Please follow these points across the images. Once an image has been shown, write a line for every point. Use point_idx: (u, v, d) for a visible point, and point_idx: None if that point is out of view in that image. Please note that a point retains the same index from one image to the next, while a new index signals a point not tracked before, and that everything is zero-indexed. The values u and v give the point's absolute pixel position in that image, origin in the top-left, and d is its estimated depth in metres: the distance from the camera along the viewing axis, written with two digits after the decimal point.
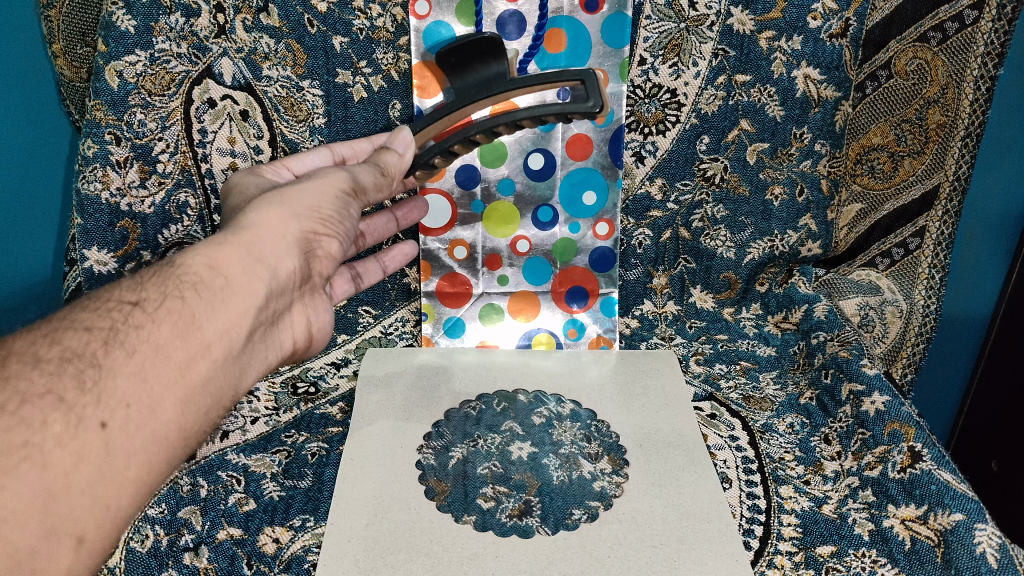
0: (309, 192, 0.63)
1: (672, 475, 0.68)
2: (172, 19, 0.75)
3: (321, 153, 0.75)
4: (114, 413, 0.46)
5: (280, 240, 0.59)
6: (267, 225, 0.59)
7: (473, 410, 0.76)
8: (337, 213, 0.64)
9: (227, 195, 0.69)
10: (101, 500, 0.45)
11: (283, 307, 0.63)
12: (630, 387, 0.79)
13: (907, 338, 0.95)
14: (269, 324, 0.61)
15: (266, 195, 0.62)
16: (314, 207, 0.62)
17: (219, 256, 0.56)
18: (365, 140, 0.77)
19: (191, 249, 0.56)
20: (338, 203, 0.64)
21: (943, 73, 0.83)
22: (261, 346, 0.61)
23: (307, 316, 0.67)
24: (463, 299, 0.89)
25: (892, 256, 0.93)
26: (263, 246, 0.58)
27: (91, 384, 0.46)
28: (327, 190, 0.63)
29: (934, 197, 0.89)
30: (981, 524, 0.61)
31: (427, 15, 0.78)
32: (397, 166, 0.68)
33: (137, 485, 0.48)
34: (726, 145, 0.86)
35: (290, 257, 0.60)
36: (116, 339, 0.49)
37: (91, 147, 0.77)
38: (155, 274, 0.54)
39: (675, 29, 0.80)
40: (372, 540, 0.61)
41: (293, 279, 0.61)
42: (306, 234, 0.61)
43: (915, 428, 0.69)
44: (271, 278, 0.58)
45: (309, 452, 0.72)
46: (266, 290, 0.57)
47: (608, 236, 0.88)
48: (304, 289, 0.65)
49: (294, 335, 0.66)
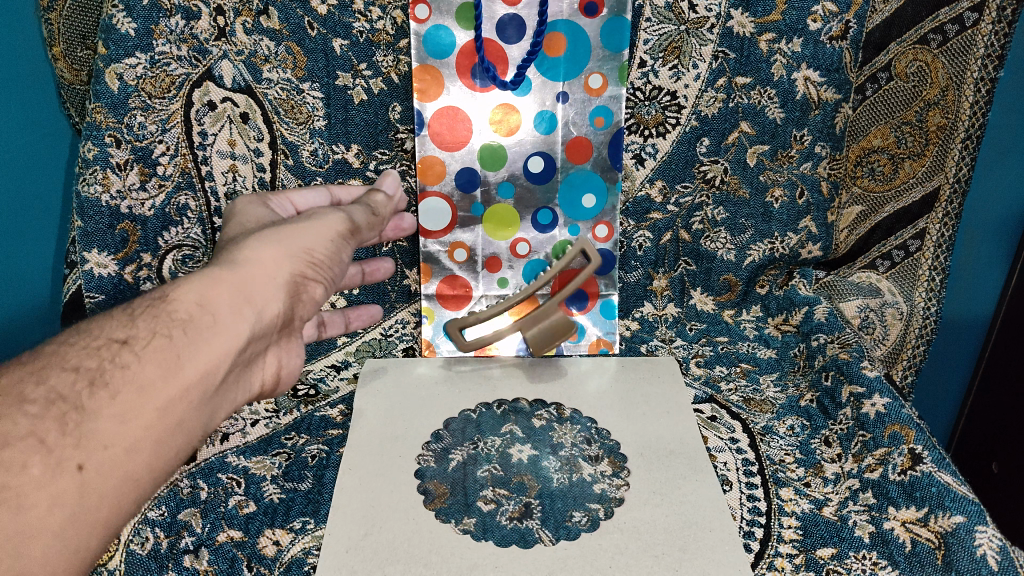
0: (308, 232, 0.63)
1: (673, 483, 0.68)
2: (172, 22, 0.76)
3: (321, 192, 0.75)
4: (91, 455, 0.48)
5: (271, 281, 0.60)
6: (261, 264, 0.60)
7: (473, 414, 0.76)
8: (327, 258, 0.65)
9: (228, 223, 0.68)
10: (73, 541, 0.47)
11: (259, 350, 0.63)
12: (631, 395, 0.79)
13: (907, 340, 0.94)
14: (244, 366, 0.61)
15: (267, 231, 0.62)
16: (307, 249, 0.62)
17: (209, 293, 0.57)
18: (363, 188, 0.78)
19: (185, 282, 0.57)
20: (331, 247, 0.65)
21: (943, 76, 0.83)
22: (233, 387, 0.61)
23: (279, 359, 0.67)
24: (464, 301, 0.90)
25: (892, 258, 0.92)
26: (255, 287, 0.59)
27: (73, 427, 0.48)
28: (324, 233, 0.64)
29: (934, 200, 0.89)
30: (981, 526, 0.60)
31: (427, 19, 0.79)
32: (383, 206, 0.73)
33: (106, 525, 0.49)
34: (726, 147, 0.86)
35: (276, 301, 0.60)
36: (102, 380, 0.51)
37: (91, 149, 0.77)
38: (146, 310, 0.55)
39: (675, 31, 0.81)
40: (371, 550, 0.61)
41: (275, 322, 0.62)
42: (295, 277, 0.62)
43: (915, 430, 0.69)
44: (256, 320, 0.58)
45: (309, 454, 0.73)
46: (248, 332, 0.58)
47: (608, 238, 0.88)
48: (281, 333, 0.65)
49: (264, 378, 0.66)
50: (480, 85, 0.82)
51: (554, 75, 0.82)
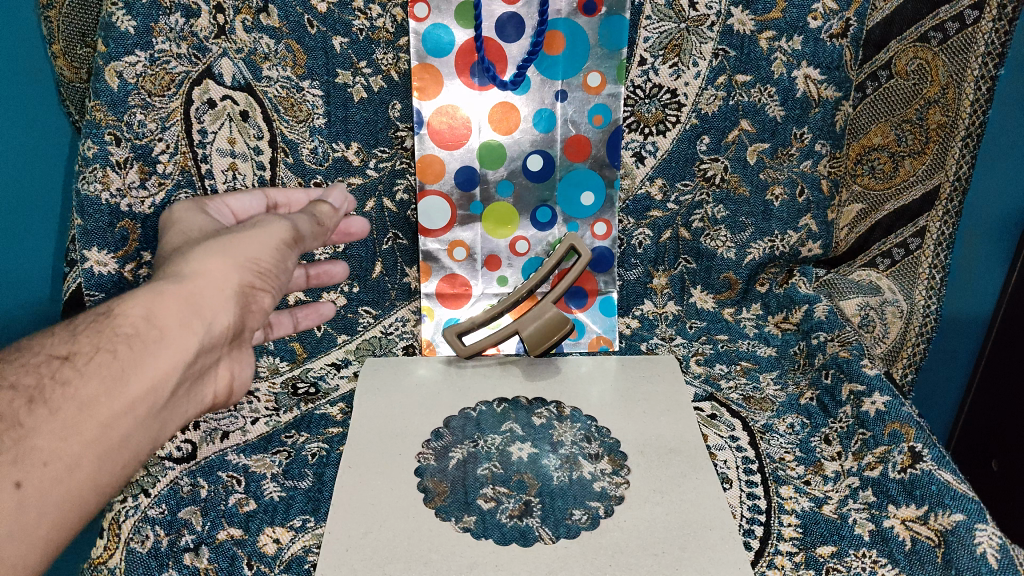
0: (253, 241, 0.63)
1: (673, 482, 0.68)
2: (172, 19, 0.76)
3: (256, 196, 0.77)
4: (30, 473, 0.49)
5: (218, 293, 0.60)
6: (209, 276, 0.60)
7: (473, 412, 0.76)
8: (275, 265, 0.64)
9: (168, 233, 0.71)
10: (11, 559, 0.48)
11: (209, 362, 0.63)
12: (631, 393, 0.79)
13: (907, 338, 0.92)
14: (194, 378, 0.62)
15: (212, 242, 0.62)
16: (253, 259, 0.62)
17: (155, 307, 0.57)
18: (302, 192, 0.80)
19: (130, 297, 0.57)
20: (278, 255, 0.64)
21: (943, 74, 0.81)
22: (183, 400, 0.62)
23: (230, 370, 0.67)
24: (463, 299, 0.90)
25: (892, 256, 0.91)
26: (203, 299, 0.59)
27: (13, 443, 0.48)
28: (268, 242, 0.63)
29: (935, 197, 0.87)
30: (981, 524, 0.60)
31: (427, 17, 0.79)
32: (330, 217, 0.70)
33: (48, 541, 0.50)
34: (726, 145, 0.86)
35: (225, 312, 0.60)
36: (41, 398, 0.51)
37: (91, 147, 0.77)
38: (90, 326, 0.55)
39: (675, 29, 0.81)
40: (371, 548, 0.61)
41: (226, 333, 0.62)
42: (244, 287, 0.62)
43: (914, 428, 0.69)
44: (204, 333, 0.59)
45: (310, 452, 0.73)
46: (197, 345, 0.58)
47: (607, 236, 0.89)
48: (233, 345, 0.66)
49: (216, 390, 0.66)
50: (479, 83, 0.83)
51: (554, 73, 0.83)
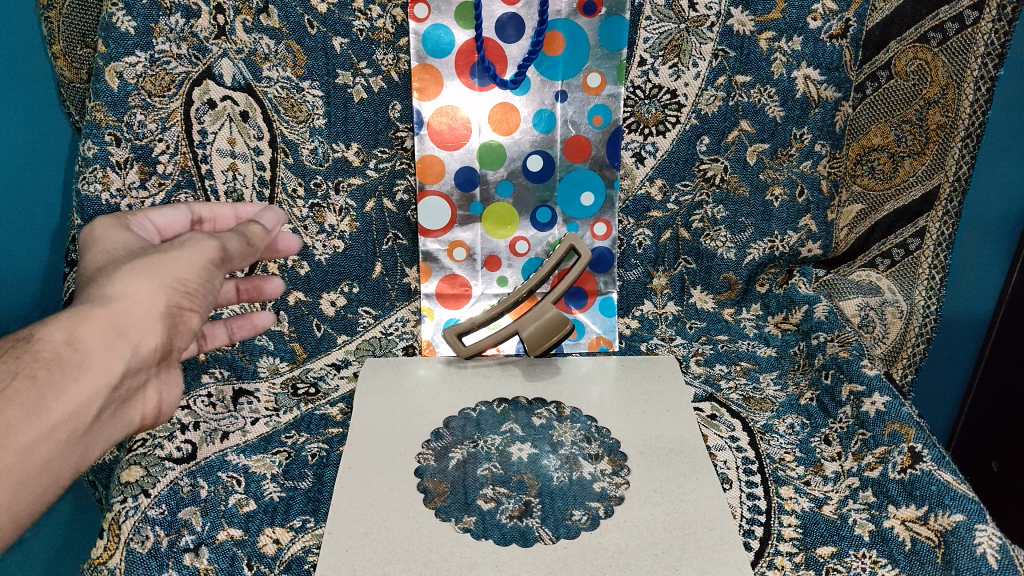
0: (180, 260, 0.59)
1: (674, 482, 0.68)
2: (172, 20, 0.76)
3: (180, 210, 0.71)
4: None
5: (144, 314, 0.57)
6: (135, 296, 0.57)
7: (473, 413, 0.76)
8: (203, 285, 0.60)
9: (85, 252, 0.64)
10: None
11: (136, 383, 0.61)
12: (631, 394, 0.79)
13: (907, 338, 0.92)
14: (121, 400, 0.60)
15: (137, 262, 0.58)
16: (181, 279, 0.59)
17: (80, 330, 0.54)
18: (229, 206, 0.74)
19: (53, 318, 0.55)
20: (207, 274, 0.61)
21: (943, 74, 0.81)
22: (110, 423, 0.59)
23: (160, 393, 0.64)
24: (463, 299, 0.90)
25: (892, 256, 0.90)
26: (128, 321, 0.56)
27: None
28: (197, 261, 0.60)
29: (934, 197, 0.87)
30: (981, 524, 0.60)
31: (427, 18, 0.79)
32: (262, 238, 0.65)
33: None
34: (726, 146, 0.86)
35: (154, 333, 0.58)
36: None
37: (91, 147, 0.77)
38: (10, 347, 0.53)
39: (675, 29, 0.81)
40: (371, 548, 0.61)
41: (155, 355, 0.60)
42: (173, 308, 0.59)
43: (914, 429, 0.68)
44: (131, 355, 0.57)
45: (310, 453, 0.73)
46: (124, 367, 0.56)
47: (606, 236, 0.89)
48: (161, 366, 0.63)
49: (144, 412, 0.64)
50: (479, 84, 0.83)
51: (554, 74, 0.83)
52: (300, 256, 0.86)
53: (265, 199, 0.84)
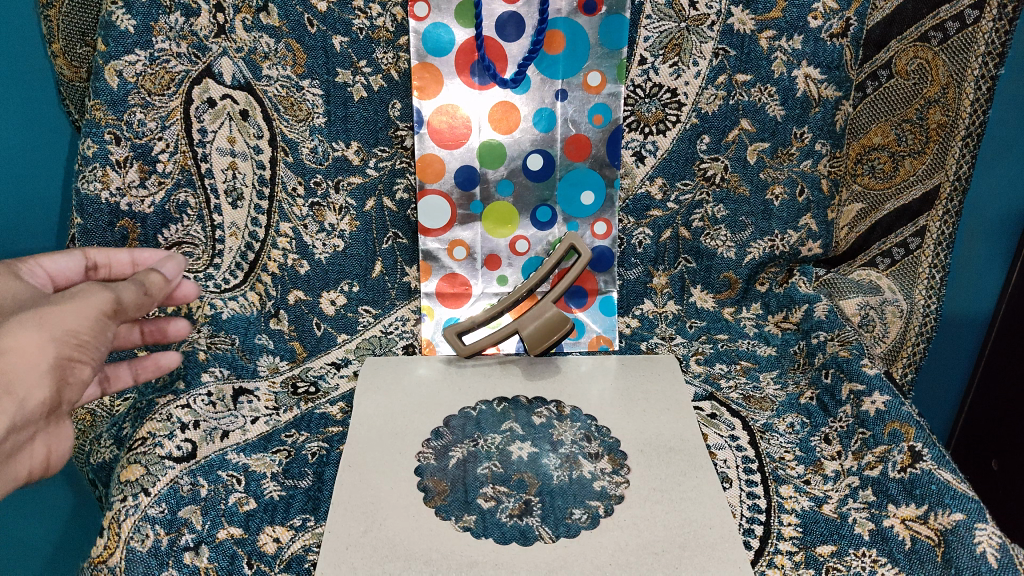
0: (70, 313, 0.59)
1: (674, 480, 0.68)
2: (172, 19, 0.76)
3: (73, 256, 0.72)
4: None
5: (31, 369, 0.55)
6: (21, 350, 0.55)
7: (473, 411, 0.76)
8: (94, 336, 0.60)
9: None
10: None
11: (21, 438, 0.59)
12: (631, 393, 0.79)
13: (907, 338, 0.92)
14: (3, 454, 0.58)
15: (24, 314, 0.57)
16: (72, 330, 0.58)
17: None
18: (125, 252, 0.76)
19: None
20: (98, 326, 0.60)
21: (943, 74, 0.81)
22: None
23: (46, 447, 0.61)
24: (463, 299, 0.90)
25: (892, 256, 0.91)
26: (13, 375, 0.55)
27: None
28: (87, 312, 0.59)
29: (935, 197, 0.87)
30: (981, 524, 0.60)
31: (427, 17, 0.79)
32: (161, 286, 0.67)
33: None
34: (726, 145, 0.86)
35: (41, 387, 0.56)
36: None
37: (91, 146, 0.77)
38: None
39: (675, 29, 0.81)
40: (371, 547, 0.61)
41: (41, 410, 0.58)
42: (63, 360, 0.57)
43: (915, 427, 0.68)
44: (16, 411, 0.55)
45: (310, 452, 0.73)
46: (8, 423, 0.55)
47: (606, 235, 0.89)
48: (49, 419, 0.61)
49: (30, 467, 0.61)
50: (479, 83, 0.83)
51: (554, 72, 0.83)
52: (300, 254, 0.86)
53: (265, 198, 0.84)
